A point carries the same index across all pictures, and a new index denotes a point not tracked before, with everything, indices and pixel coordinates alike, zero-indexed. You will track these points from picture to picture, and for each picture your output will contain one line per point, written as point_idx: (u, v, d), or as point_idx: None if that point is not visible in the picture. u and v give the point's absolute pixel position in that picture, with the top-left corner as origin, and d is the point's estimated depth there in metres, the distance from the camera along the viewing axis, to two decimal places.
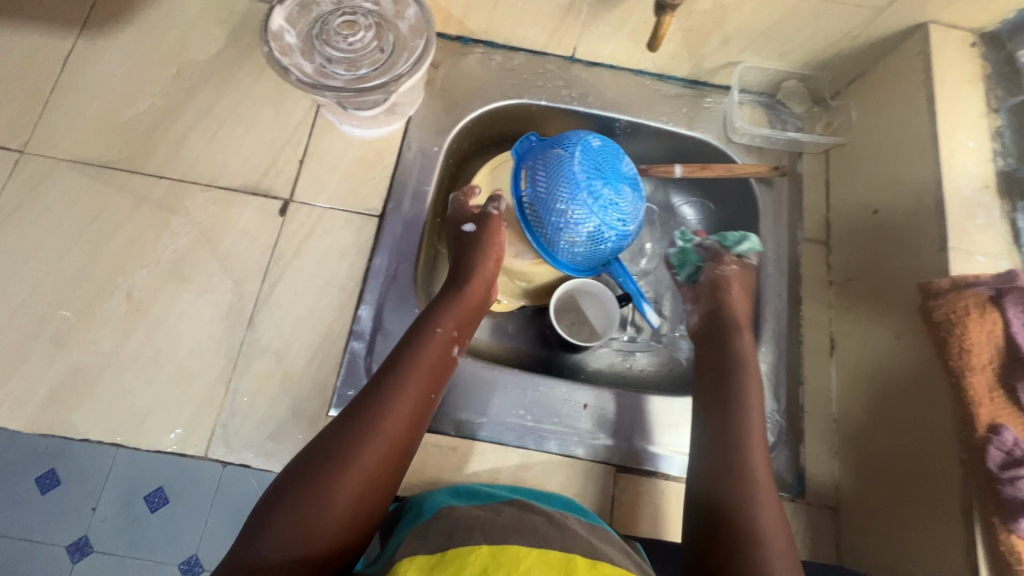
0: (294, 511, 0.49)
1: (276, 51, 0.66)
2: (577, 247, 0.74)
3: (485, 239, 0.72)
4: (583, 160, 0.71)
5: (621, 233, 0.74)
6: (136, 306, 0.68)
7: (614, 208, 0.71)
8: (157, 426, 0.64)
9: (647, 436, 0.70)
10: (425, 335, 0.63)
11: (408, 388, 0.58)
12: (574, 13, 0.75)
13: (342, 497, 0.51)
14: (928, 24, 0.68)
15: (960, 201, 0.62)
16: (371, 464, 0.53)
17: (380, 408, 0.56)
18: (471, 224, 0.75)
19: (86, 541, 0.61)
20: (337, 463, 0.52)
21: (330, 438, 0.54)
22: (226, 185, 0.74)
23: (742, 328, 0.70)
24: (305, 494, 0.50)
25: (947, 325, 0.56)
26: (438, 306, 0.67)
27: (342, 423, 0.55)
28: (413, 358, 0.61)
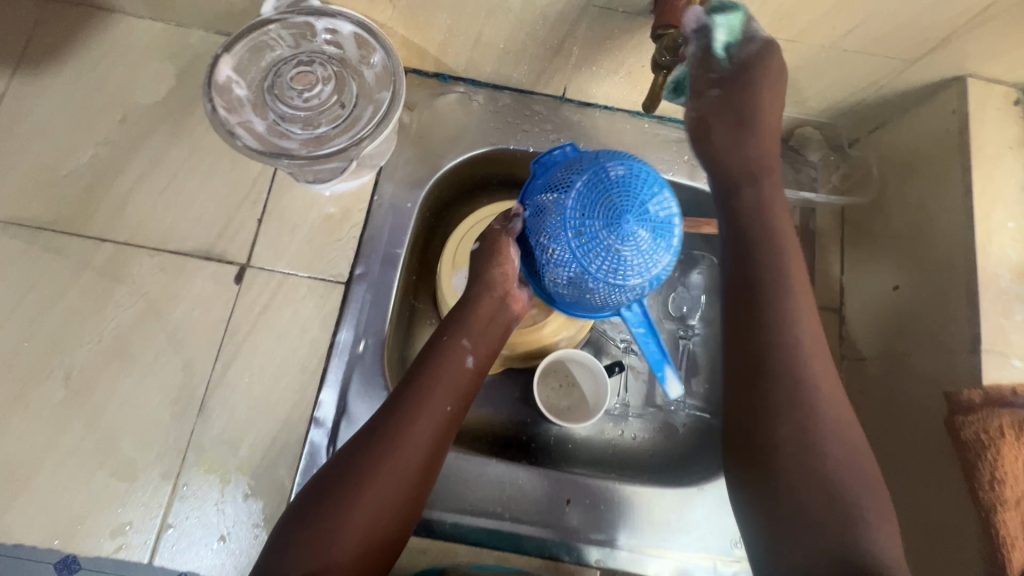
0: (308, 549, 0.46)
1: (222, 108, 0.59)
2: (561, 291, 0.58)
3: (496, 250, 0.59)
4: (582, 189, 0.53)
5: (616, 286, 0.55)
6: (76, 390, 0.62)
7: (615, 255, 0.53)
8: (99, 527, 0.59)
9: (634, 535, 0.64)
10: (442, 347, 0.57)
11: (424, 408, 0.52)
12: (564, 55, 0.66)
13: (354, 531, 0.47)
14: (966, 78, 0.60)
15: (996, 292, 0.54)
16: (388, 493, 0.48)
17: (392, 433, 0.50)
18: (477, 242, 0.62)
19: (74, 559, 0.58)
20: (347, 495, 0.48)
21: (341, 465, 0.50)
22: (176, 250, 0.67)
23: (761, 171, 0.55)
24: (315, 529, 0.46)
25: (977, 447, 0.50)
26: (451, 322, 0.59)
27: (354, 449, 0.50)
28: (430, 376, 0.54)
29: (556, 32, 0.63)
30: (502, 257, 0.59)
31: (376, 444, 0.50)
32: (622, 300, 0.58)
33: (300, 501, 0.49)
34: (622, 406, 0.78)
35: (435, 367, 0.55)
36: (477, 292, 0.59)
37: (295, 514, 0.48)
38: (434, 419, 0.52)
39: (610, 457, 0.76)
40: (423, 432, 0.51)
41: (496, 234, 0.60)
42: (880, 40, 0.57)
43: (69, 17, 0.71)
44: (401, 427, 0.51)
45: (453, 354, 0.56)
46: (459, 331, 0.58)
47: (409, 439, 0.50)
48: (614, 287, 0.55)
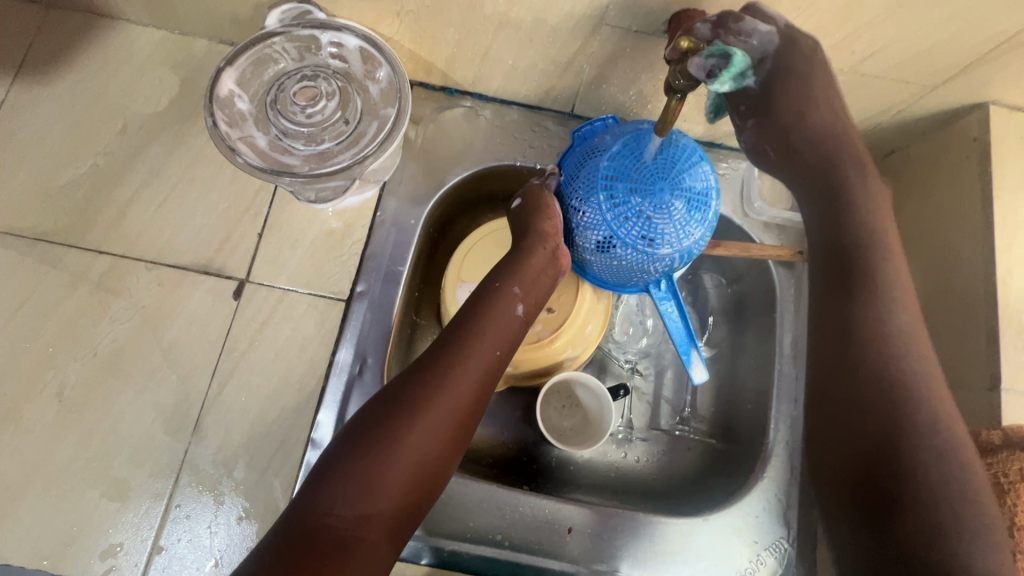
0: (360, 474, 0.46)
1: (224, 123, 0.58)
2: (589, 257, 0.60)
3: (543, 203, 0.61)
4: (613, 154, 0.56)
5: (645, 254, 0.56)
6: (69, 406, 0.61)
7: (644, 219, 0.55)
8: (89, 548, 0.57)
9: (639, 566, 0.62)
10: (491, 297, 0.57)
11: (471, 356, 0.53)
12: (574, 72, 0.65)
13: (398, 471, 0.47)
14: (988, 105, 0.58)
15: (1016, 329, 0.53)
16: (440, 427, 0.50)
17: (437, 376, 0.51)
18: (519, 199, 0.63)
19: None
20: (400, 428, 0.48)
21: (385, 406, 0.50)
22: (174, 263, 0.65)
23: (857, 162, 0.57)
24: (360, 465, 0.47)
25: (997, 490, 0.49)
26: (500, 269, 0.59)
27: (398, 391, 0.51)
28: (480, 322, 0.55)
29: (567, 50, 0.61)
30: (547, 212, 0.60)
31: (421, 389, 0.50)
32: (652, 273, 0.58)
33: (343, 437, 0.49)
34: (625, 427, 0.76)
35: (483, 317, 0.55)
36: (526, 242, 0.59)
37: (338, 450, 0.48)
38: (481, 367, 0.53)
39: (613, 480, 0.74)
40: (466, 381, 0.52)
41: (537, 191, 0.62)
42: (901, 66, 0.55)
43: (70, 24, 0.70)
44: (447, 374, 0.51)
45: (499, 305, 0.56)
46: (509, 279, 0.58)
47: (454, 383, 0.51)
48: (643, 254, 0.56)
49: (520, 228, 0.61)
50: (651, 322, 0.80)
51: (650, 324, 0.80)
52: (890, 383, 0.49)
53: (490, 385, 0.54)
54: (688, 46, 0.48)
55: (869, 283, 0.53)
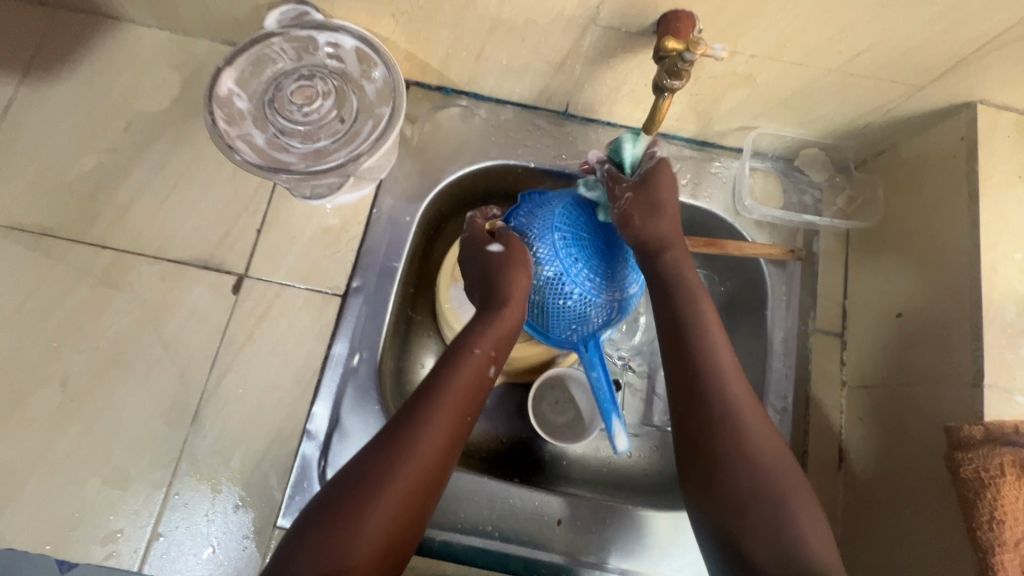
0: (319, 553, 0.43)
1: (222, 120, 0.60)
2: (534, 291, 0.64)
3: (513, 258, 0.61)
4: (570, 211, 0.65)
5: (588, 294, 0.63)
6: (72, 396, 0.62)
7: (582, 272, 0.63)
8: (90, 534, 0.59)
9: (627, 559, 0.63)
10: (459, 353, 0.54)
11: (440, 416, 0.50)
12: (566, 72, 0.66)
13: (364, 545, 0.44)
14: (976, 103, 0.59)
15: (1001, 326, 0.53)
16: (405, 494, 0.46)
17: (401, 439, 0.48)
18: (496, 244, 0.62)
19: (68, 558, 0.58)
20: (360, 498, 0.45)
21: (351, 473, 0.47)
22: (175, 258, 0.67)
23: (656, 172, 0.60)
24: (326, 536, 0.43)
25: (975, 485, 0.48)
26: (468, 330, 0.57)
27: (365, 459, 0.48)
28: (447, 379, 0.52)
29: (559, 50, 0.62)
30: (520, 267, 0.60)
31: (389, 452, 0.47)
32: (576, 327, 0.64)
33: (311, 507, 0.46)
34: None
35: (451, 373, 0.52)
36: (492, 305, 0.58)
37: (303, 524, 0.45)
38: (448, 428, 0.50)
39: (605, 475, 0.75)
40: (432, 444, 0.48)
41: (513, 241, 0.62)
42: (887, 65, 0.56)
43: (77, 25, 0.72)
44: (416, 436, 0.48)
45: (469, 360, 0.54)
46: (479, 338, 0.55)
47: (424, 444, 0.48)
48: (575, 304, 0.63)
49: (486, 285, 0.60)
50: (643, 319, 0.81)
51: (643, 321, 0.81)
52: (739, 432, 0.48)
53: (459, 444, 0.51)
54: (676, 50, 0.51)
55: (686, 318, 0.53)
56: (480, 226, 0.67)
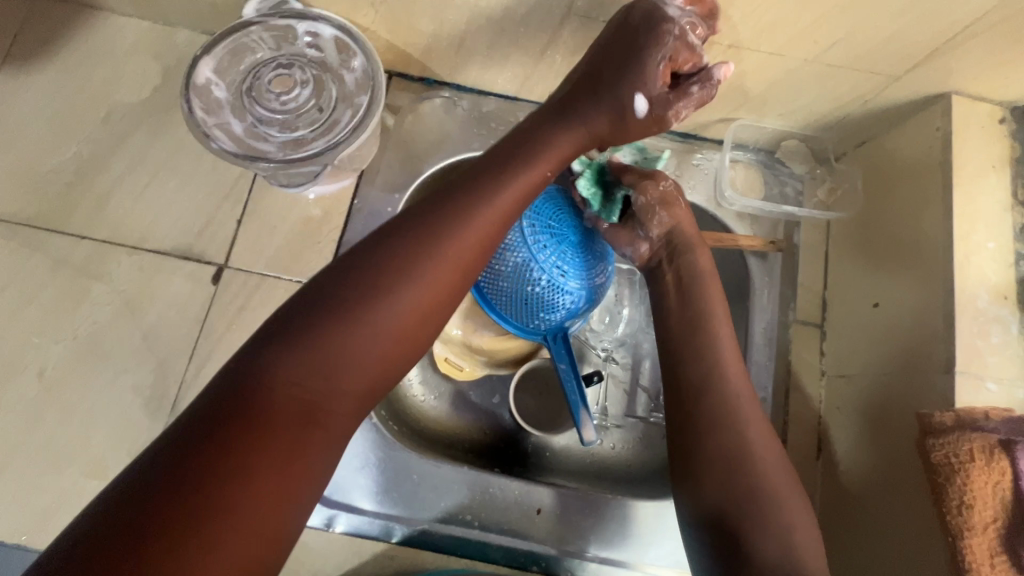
0: (327, 328, 0.43)
1: (199, 109, 0.59)
2: (502, 279, 0.64)
3: (633, 130, 0.58)
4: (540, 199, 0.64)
5: (555, 283, 0.63)
6: (50, 386, 0.62)
7: (548, 260, 0.62)
8: (67, 524, 0.59)
9: (607, 547, 0.64)
10: (505, 177, 0.52)
11: (470, 226, 0.49)
12: (547, 62, 0.66)
13: (354, 351, 0.43)
14: (951, 94, 0.59)
15: (973, 314, 0.54)
16: (405, 313, 0.45)
17: (425, 259, 0.46)
18: (643, 100, 0.56)
19: None
20: (372, 288, 0.45)
21: (369, 273, 0.45)
22: (155, 248, 0.67)
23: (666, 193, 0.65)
24: (320, 341, 0.43)
25: (947, 470, 0.48)
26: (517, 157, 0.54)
27: (393, 236, 0.47)
28: (490, 189, 0.51)
29: (538, 40, 0.62)
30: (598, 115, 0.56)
31: (406, 264, 0.46)
32: (546, 316, 0.65)
33: (317, 285, 0.45)
34: (601, 415, 0.77)
35: (490, 199, 0.50)
36: (564, 130, 0.56)
37: (305, 310, 0.44)
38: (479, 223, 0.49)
39: (588, 466, 0.75)
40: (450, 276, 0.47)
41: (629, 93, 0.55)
42: (863, 55, 0.56)
43: (56, 15, 0.72)
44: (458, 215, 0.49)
45: (514, 185, 0.52)
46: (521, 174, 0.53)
47: (447, 256, 0.47)
48: (542, 292, 0.63)
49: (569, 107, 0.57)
50: (627, 311, 0.81)
51: (626, 313, 0.81)
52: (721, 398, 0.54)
53: (482, 258, 0.50)
54: None
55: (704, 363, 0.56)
56: (648, 40, 0.53)
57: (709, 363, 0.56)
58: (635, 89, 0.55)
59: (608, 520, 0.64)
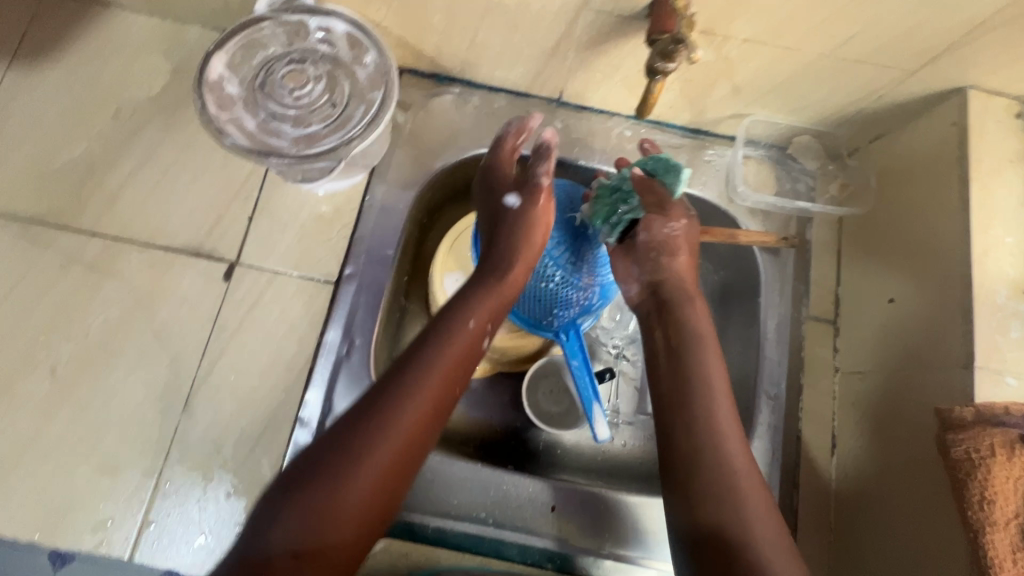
0: (305, 509, 0.45)
1: (212, 104, 0.59)
2: None
3: (534, 216, 0.62)
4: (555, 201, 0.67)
5: (570, 276, 0.64)
6: (61, 383, 0.62)
7: (560, 255, 0.65)
8: (80, 522, 0.59)
9: (621, 545, 0.63)
10: (456, 324, 0.56)
11: (428, 375, 0.52)
12: (559, 58, 0.65)
13: (344, 500, 0.46)
14: (967, 89, 0.59)
15: (991, 309, 0.54)
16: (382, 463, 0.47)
17: (386, 424, 0.48)
18: (513, 197, 0.63)
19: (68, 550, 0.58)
20: (343, 464, 0.46)
21: (345, 435, 0.48)
22: (165, 245, 0.67)
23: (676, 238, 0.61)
24: (316, 500, 0.45)
25: (967, 466, 0.48)
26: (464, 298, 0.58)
27: (354, 413, 0.50)
28: (440, 343, 0.54)
29: (551, 36, 0.62)
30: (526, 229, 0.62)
31: (370, 434, 0.48)
32: (562, 311, 0.65)
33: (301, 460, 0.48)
34: (612, 412, 0.77)
35: (442, 352, 0.53)
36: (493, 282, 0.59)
37: (293, 481, 0.46)
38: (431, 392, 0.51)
39: (599, 464, 0.75)
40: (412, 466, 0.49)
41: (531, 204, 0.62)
42: (878, 50, 0.56)
43: (65, 12, 0.71)
44: (419, 368, 0.52)
45: (463, 322, 0.56)
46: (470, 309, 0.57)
47: (406, 430, 0.49)
48: (556, 285, 0.64)
49: (490, 267, 0.60)
50: None
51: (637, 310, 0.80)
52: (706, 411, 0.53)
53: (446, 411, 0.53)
54: (668, 34, 0.50)
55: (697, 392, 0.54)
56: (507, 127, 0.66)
57: (697, 388, 0.54)
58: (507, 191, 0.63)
59: (621, 517, 0.64)
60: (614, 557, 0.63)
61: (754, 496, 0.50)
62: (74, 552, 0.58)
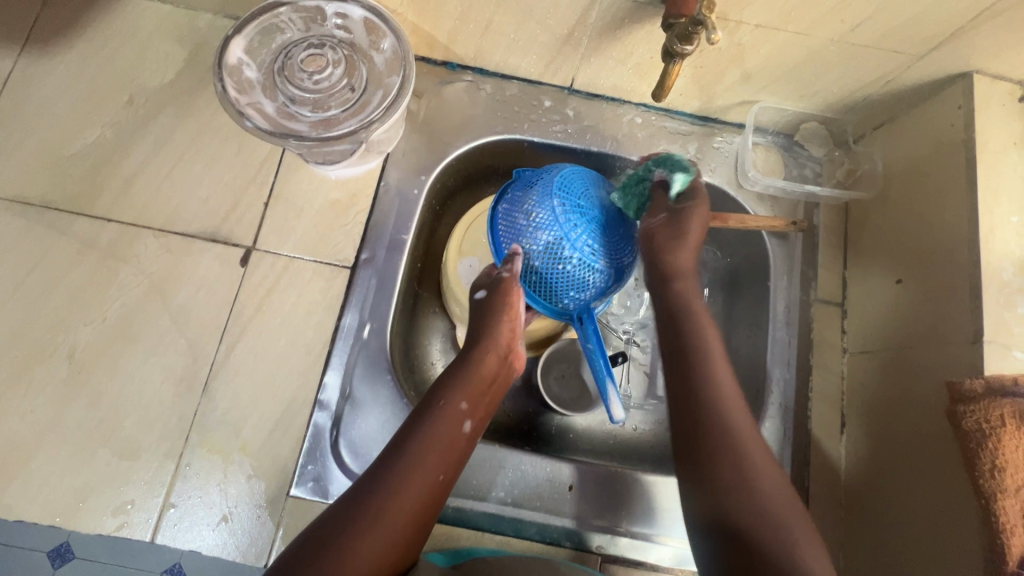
0: None
1: (232, 88, 0.59)
2: (532, 258, 0.64)
3: (497, 306, 0.61)
4: (573, 182, 0.64)
5: (588, 261, 0.62)
6: (79, 368, 0.62)
7: (580, 239, 0.62)
8: (100, 506, 0.59)
9: (638, 523, 0.64)
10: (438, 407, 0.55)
11: (413, 471, 0.51)
12: (573, 45, 0.66)
13: None
14: (972, 74, 0.61)
15: (999, 286, 0.55)
16: (378, 553, 0.47)
17: (376, 517, 0.47)
18: (482, 291, 0.63)
19: (67, 548, 0.59)
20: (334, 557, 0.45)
21: (336, 533, 0.46)
22: (181, 230, 0.67)
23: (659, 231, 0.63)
24: None
25: (978, 436, 0.49)
26: (448, 381, 0.58)
27: (344, 507, 0.48)
28: (423, 429, 0.54)
29: (566, 22, 0.62)
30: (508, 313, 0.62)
31: (360, 528, 0.47)
32: (576, 295, 0.64)
33: (292, 552, 0.46)
34: (623, 396, 0.78)
35: (426, 433, 0.53)
36: (470, 370, 0.59)
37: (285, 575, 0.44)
38: (423, 485, 0.51)
39: (612, 447, 0.76)
40: (396, 556, 0.48)
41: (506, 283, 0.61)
42: (887, 35, 0.58)
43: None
44: (404, 461, 0.51)
45: (444, 406, 0.55)
46: (455, 393, 0.57)
47: (397, 520, 0.48)
48: (574, 270, 0.63)
49: (468, 356, 0.60)
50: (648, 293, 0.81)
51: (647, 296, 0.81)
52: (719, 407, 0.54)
53: (437, 500, 0.52)
54: (686, 17, 0.51)
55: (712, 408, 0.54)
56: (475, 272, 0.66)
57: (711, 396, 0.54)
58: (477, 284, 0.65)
59: (639, 496, 0.65)
60: (631, 534, 0.64)
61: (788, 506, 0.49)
62: (72, 551, 0.59)
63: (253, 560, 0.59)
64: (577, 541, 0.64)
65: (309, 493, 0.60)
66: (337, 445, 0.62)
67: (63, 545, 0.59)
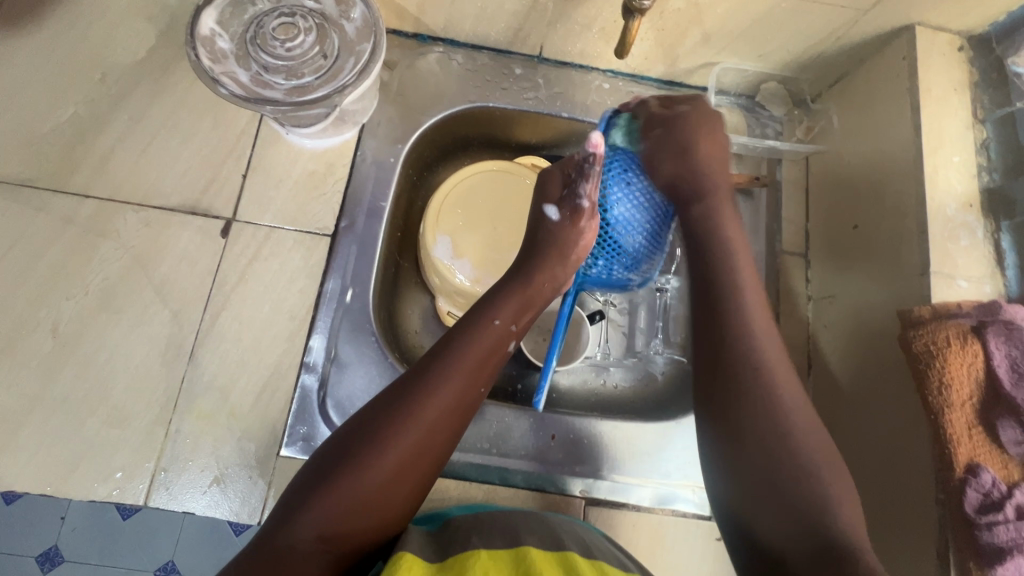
0: (331, 493, 0.46)
1: (205, 57, 0.60)
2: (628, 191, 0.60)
3: (561, 241, 0.59)
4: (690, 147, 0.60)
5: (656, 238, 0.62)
6: (63, 341, 0.63)
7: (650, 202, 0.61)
8: (91, 474, 0.60)
9: (618, 468, 0.67)
10: (480, 326, 0.55)
11: (452, 379, 0.51)
12: (539, 11, 0.68)
13: (365, 486, 0.46)
14: (915, 26, 0.64)
15: (944, 221, 0.59)
16: (409, 458, 0.48)
17: (408, 421, 0.48)
18: (553, 212, 0.60)
19: (56, 552, 0.65)
20: (364, 455, 0.47)
21: (375, 426, 0.48)
22: (160, 204, 0.67)
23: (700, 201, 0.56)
24: (335, 490, 0.46)
25: (927, 357, 0.53)
26: (493, 298, 0.57)
27: (382, 407, 0.50)
28: (465, 342, 0.53)
29: None
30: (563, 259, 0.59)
31: (390, 432, 0.48)
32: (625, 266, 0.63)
33: (326, 455, 0.48)
34: (603, 355, 0.80)
35: (467, 348, 0.53)
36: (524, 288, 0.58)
37: (321, 475, 0.47)
38: (462, 398, 0.51)
39: (594, 403, 0.78)
40: (429, 462, 0.49)
41: (565, 231, 0.59)
42: None
43: None
44: (442, 369, 0.51)
45: (487, 325, 0.55)
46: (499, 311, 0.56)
47: (429, 428, 0.49)
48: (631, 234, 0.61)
49: (521, 274, 0.59)
50: None
51: None
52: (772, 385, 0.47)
53: (471, 413, 0.53)
54: None
55: (762, 406, 0.46)
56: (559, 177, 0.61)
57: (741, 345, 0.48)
58: (546, 202, 0.61)
59: (625, 439, 0.68)
60: (613, 479, 0.67)
61: (829, 464, 0.45)
62: (61, 555, 0.65)
63: (247, 517, 0.60)
64: (560, 486, 0.66)
65: (299, 452, 0.62)
66: (325, 405, 0.64)
67: (52, 549, 0.64)
